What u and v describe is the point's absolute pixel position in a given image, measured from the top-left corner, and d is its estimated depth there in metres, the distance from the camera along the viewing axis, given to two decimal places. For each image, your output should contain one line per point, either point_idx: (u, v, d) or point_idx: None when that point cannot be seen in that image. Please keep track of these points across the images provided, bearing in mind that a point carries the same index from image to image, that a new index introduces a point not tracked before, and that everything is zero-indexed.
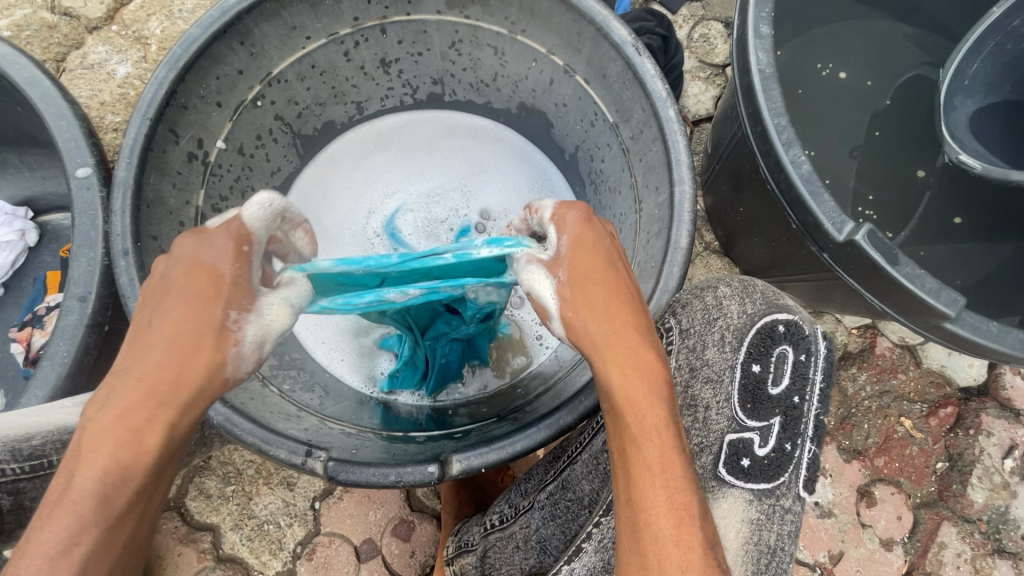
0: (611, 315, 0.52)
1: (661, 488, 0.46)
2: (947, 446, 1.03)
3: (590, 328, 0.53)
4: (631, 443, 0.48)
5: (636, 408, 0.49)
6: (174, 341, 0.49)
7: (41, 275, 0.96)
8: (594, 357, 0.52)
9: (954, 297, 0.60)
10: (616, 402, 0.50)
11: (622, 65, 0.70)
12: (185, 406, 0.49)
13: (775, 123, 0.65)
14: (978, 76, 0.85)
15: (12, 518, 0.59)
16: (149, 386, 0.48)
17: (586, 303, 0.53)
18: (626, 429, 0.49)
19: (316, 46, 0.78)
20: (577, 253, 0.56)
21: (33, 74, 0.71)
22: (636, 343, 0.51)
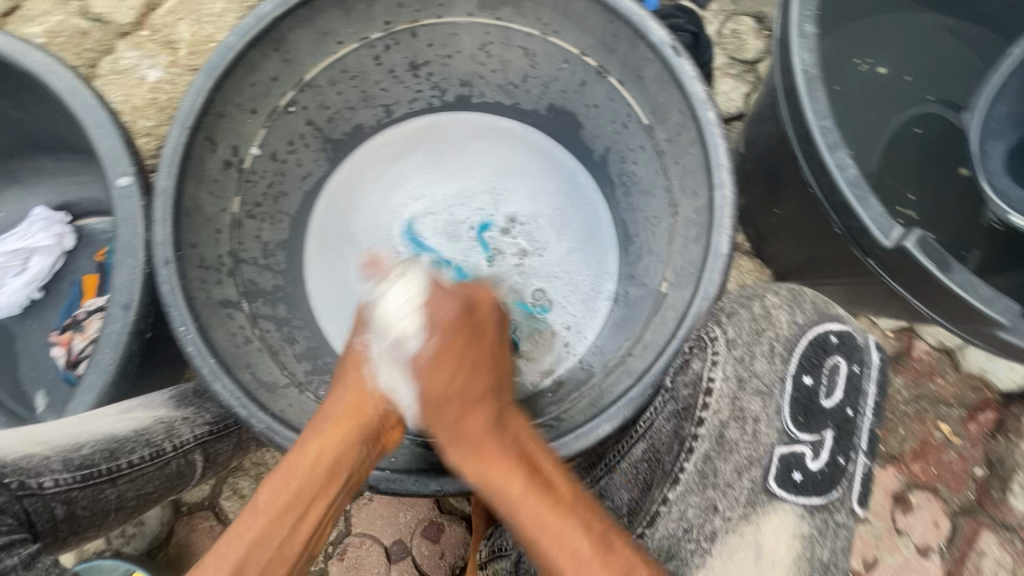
0: (475, 400, 0.62)
1: (553, 546, 0.52)
2: (987, 452, 1.01)
3: (454, 398, 0.62)
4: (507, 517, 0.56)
5: (501, 485, 0.57)
6: (349, 391, 0.65)
7: (78, 279, 0.97)
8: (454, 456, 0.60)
9: (1009, 306, 0.58)
10: (484, 482, 0.58)
11: (660, 66, 0.69)
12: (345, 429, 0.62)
13: (820, 126, 0.63)
14: (1007, 117, 0.85)
15: (65, 527, 0.56)
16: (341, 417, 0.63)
17: (444, 391, 0.62)
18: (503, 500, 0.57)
19: (347, 51, 0.78)
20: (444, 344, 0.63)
21: (73, 83, 0.72)
22: (490, 430, 0.60)
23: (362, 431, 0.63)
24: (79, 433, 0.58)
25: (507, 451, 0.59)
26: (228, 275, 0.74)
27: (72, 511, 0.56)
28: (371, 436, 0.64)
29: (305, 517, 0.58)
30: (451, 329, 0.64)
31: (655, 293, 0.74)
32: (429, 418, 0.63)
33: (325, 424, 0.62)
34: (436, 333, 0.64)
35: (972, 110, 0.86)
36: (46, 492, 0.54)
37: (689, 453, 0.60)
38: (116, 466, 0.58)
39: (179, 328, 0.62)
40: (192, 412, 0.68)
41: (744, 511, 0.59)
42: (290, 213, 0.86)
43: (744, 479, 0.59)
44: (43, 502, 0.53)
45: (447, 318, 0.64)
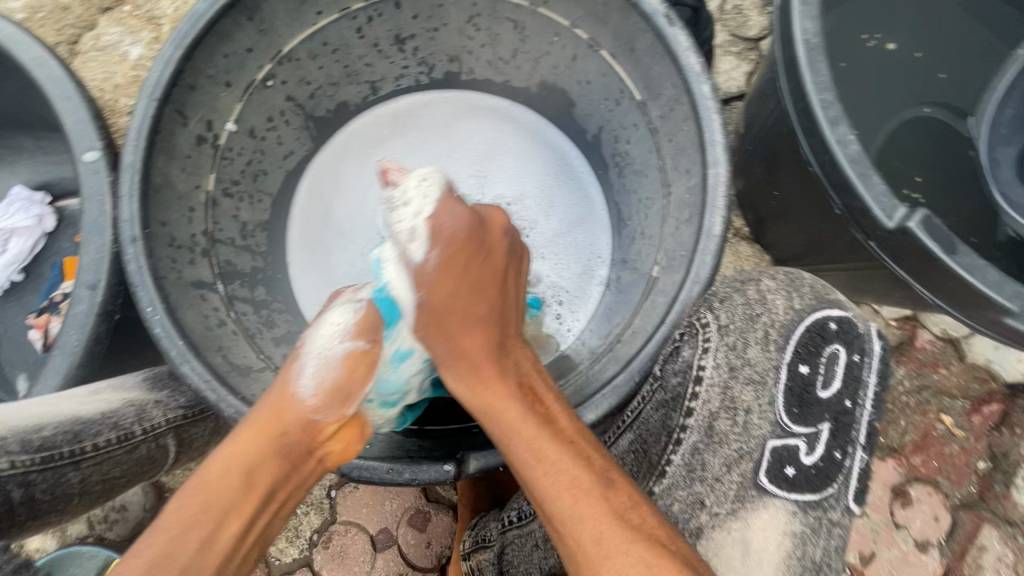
0: (468, 334, 0.62)
1: (545, 475, 0.52)
2: (990, 445, 0.98)
3: (452, 314, 0.63)
4: (501, 439, 0.56)
5: (495, 411, 0.57)
6: (268, 399, 0.58)
7: (59, 261, 0.95)
8: (455, 383, 0.61)
9: (1018, 291, 0.55)
10: (481, 405, 0.58)
11: (652, 37, 0.65)
12: (262, 440, 0.56)
13: (821, 99, 0.59)
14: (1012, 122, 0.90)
15: (23, 511, 0.54)
16: (258, 428, 0.56)
17: (442, 307, 0.63)
18: (499, 428, 0.56)
19: (327, 22, 0.74)
20: (445, 266, 0.63)
21: (39, 54, 0.69)
22: (485, 358, 0.60)
23: (282, 437, 0.57)
24: (40, 415, 0.56)
25: (506, 376, 0.59)
26: (202, 255, 0.71)
27: (30, 495, 0.54)
28: (297, 443, 0.58)
29: (215, 538, 0.53)
30: (452, 248, 0.63)
31: (646, 278, 0.71)
32: (422, 331, 0.64)
33: (239, 430, 0.56)
34: (437, 246, 0.63)
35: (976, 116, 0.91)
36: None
37: (677, 445, 0.59)
38: (79, 449, 0.56)
39: (146, 309, 0.59)
40: (165, 396, 0.66)
41: (733, 506, 0.57)
42: (271, 193, 0.83)
43: (733, 474, 0.57)
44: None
45: (448, 230, 0.63)
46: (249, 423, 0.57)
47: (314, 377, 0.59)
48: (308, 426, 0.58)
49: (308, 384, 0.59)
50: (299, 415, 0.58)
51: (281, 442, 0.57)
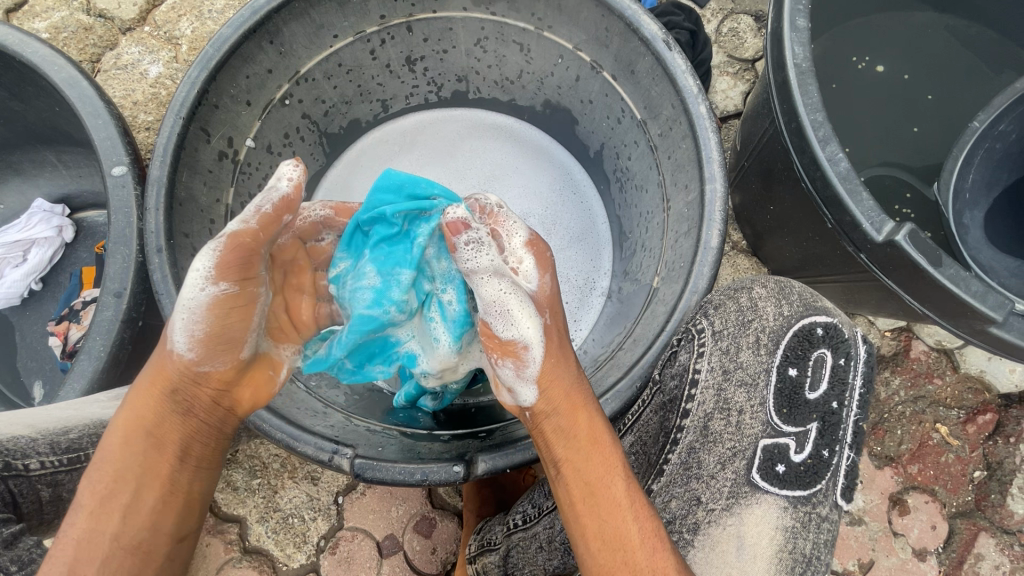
0: (573, 363, 0.60)
1: (631, 521, 0.52)
2: (985, 454, 0.99)
3: (560, 349, 0.59)
4: (596, 483, 0.54)
5: (601, 449, 0.55)
6: (157, 363, 0.55)
7: (77, 271, 0.99)
8: (556, 434, 0.56)
9: (1001, 301, 0.58)
10: (591, 439, 0.55)
11: (652, 61, 0.69)
12: (162, 402, 0.54)
13: (812, 120, 0.63)
14: (977, 185, 0.84)
15: (52, 510, 0.58)
16: (151, 389, 0.54)
17: (557, 339, 0.60)
18: (596, 469, 0.54)
19: (343, 44, 0.78)
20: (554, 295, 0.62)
21: (71, 74, 0.73)
22: (591, 395, 0.59)
23: (173, 394, 0.55)
24: (68, 417, 0.59)
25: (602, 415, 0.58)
26: None
27: (58, 494, 0.58)
28: (197, 398, 0.55)
29: (137, 506, 0.52)
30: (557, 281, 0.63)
31: (647, 289, 0.74)
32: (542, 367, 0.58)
33: (130, 400, 0.55)
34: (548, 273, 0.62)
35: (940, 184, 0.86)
36: (31, 474, 0.55)
37: (674, 445, 0.61)
38: None
39: (170, 315, 0.62)
40: None
41: (728, 502, 0.58)
42: None
43: (727, 471, 0.59)
44: (28, 484, 0.55)
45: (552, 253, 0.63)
46: (148, 385, 0.55)
47: (185, 335, 0.53)
48: (199, 379, 0.55)
49: (180, 340, 0.53)
50: (189, 365, 0.54)
51: (171, 397, 0.54)
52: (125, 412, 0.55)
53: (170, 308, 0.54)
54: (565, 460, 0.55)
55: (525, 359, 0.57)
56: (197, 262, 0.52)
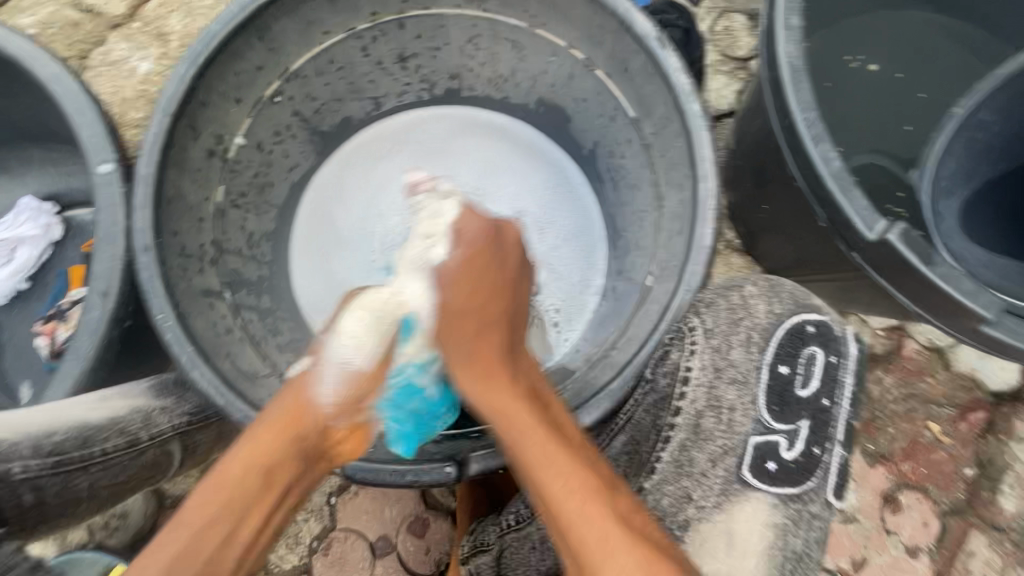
0: (485, 328, 0.62)
1: (554, 477, 0.52)
2: (977, 452, 1.00)
3: (471, 317, 0.63)
4: (518, 449, 0.55)
5: (509, 416, 0.57)
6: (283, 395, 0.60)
7: (65, 270, 0.97)
8: (461, 377, 0.61)
9: (992, 300, 0.58)
10: (495, 411, 0.58)
11: (645, 59, 0.68)
12: (298, 440, 0.58)
13: (804, 118, 0.62)
14: (956, 174, 0.92)
15: (33, 517, 0.55)
16: (291, 424, 0.58)
17: (462, 309, 0.63)
18: (514, 437, 0.56)
19: (334, 41, 0.77)
20: (466, 264, 0.64)
21: (56, 70, 0.72)
22: (502, 361, 0.61)
23: (300, 441, 0.59)
24: (48, 424, 0.58)
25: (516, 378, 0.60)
26: (210, 264, 0.74)
27: (41, 500, 0.55)
28: (312, 445, 0.59)
29: (234, 536, 0.54)
30: (472, 247, 0.64)
31: (641, 288, 0.74)
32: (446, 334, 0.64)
33: (259, 429, 0.58)
34: (460, 247, 0.65)
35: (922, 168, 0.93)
36: (14, 478, 0.53)
37: (666, 443, 0.61)
38: (89, 454, 0.58)
39: (157, 315, 0.62)
40: (171, 402, 0.68)
41: (718, 499, 0.59)
42: (276, 205, 0.86)
43: (718, 469, 0.60)
44: (10, 488, 0.53)
45: (469, 230, 0.65)
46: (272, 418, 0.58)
47: (333, 386, 0.61)
48: (324, 430, 0.60)
49: (329, 392, 0.61)
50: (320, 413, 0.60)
51: (302, 441, 0.59)
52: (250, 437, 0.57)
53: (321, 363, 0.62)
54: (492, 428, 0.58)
55: (336, 383, 0.62)
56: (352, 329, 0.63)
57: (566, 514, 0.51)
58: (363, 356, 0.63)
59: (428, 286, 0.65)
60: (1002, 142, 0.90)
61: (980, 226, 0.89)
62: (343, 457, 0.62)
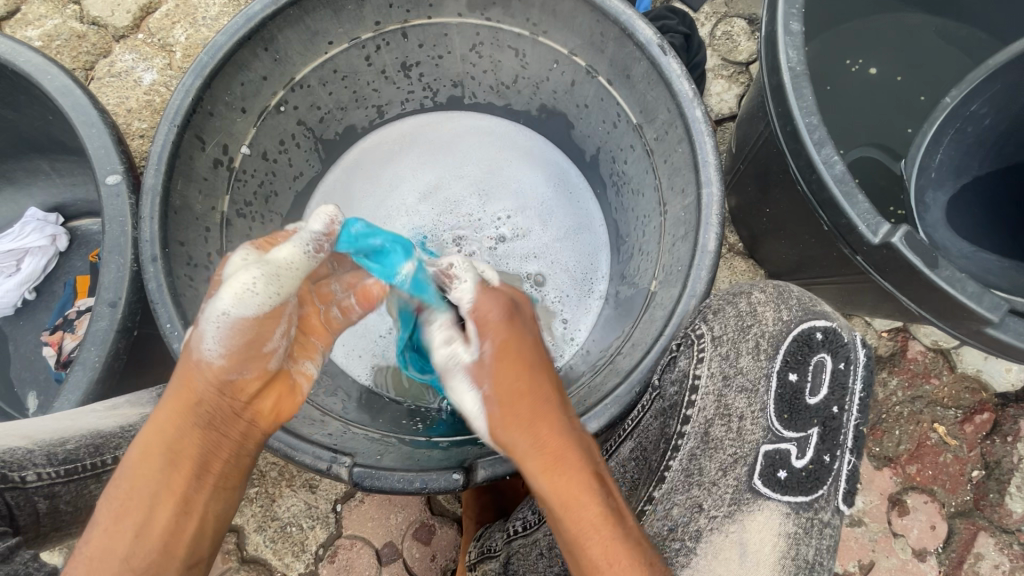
0: (536, 385, 0.58)
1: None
2: (983, 453, 1.00)
3: (520, 377, 0.58)
4: (575, 543, 0.52)
5: (575, 514, 0.52)
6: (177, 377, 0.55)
7: (71, 279, 0.98)
8: (503, 430, 0.57)
9: (997, 302, 0.58)
10: (560, 502, 0.53)
11: (647, 65, 0.69)
12: (196, 413, 0.54)
13: (807, 123, 0.63)
14: (944, 167, 0.84)
15: (46, 522, 0.56)
16: (183, 400, 0.54)
17: (512, 382, 0.58)
18: (575, 531, 0.52)
19: (338, 51, 0.78)
20: (504, 356, 0.59)
21: (64, 83, 0.72)
22: (571, 449, 0.55)
23: (196, 414, 0.54)
24: (63, 429, 0.58)
25: (565, 437, 0.56)
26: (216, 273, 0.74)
27: (54, 506, 0.56)
28: (219, 409, 0.54)
29: (151, 523, 0.51)
30: (503, 333, 0.60)
31: (645, 292, 0.74)
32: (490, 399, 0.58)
33: (157, 411, 0.54)
34: (488, 336, 0.60)
35: (906, 160, 0.87)
36: (28, 486, 0.54)
37: (675, 451, 0.61)
38: (101, 462, 0.59)
39: (165, 325, 0.62)
40: None
41: (730, 509, 0.58)
42: (281, 213, 0.86)
43: (729, 477, 0.59)
44: (25, 496, 0.54)
45: (494, 314, 0.61)
46: (170, 398, 0.54)
47: (215, 339, 0.53)
48: (224, 390, 0.55)
49: (213, 348, 0.53)
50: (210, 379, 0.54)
51: (198, 410, 0.54)
52: (152, 421, 0.54)
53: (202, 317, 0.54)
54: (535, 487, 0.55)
55: (218, 339, 0.53)
56: (242, 277, 0.53)
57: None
58: (247, 306, 0.53)
59: (470, 383, 0.60)
60: (994, 137, 0.81)
61: (969, 224, 0.81)
62: (264, 412, 0.58)
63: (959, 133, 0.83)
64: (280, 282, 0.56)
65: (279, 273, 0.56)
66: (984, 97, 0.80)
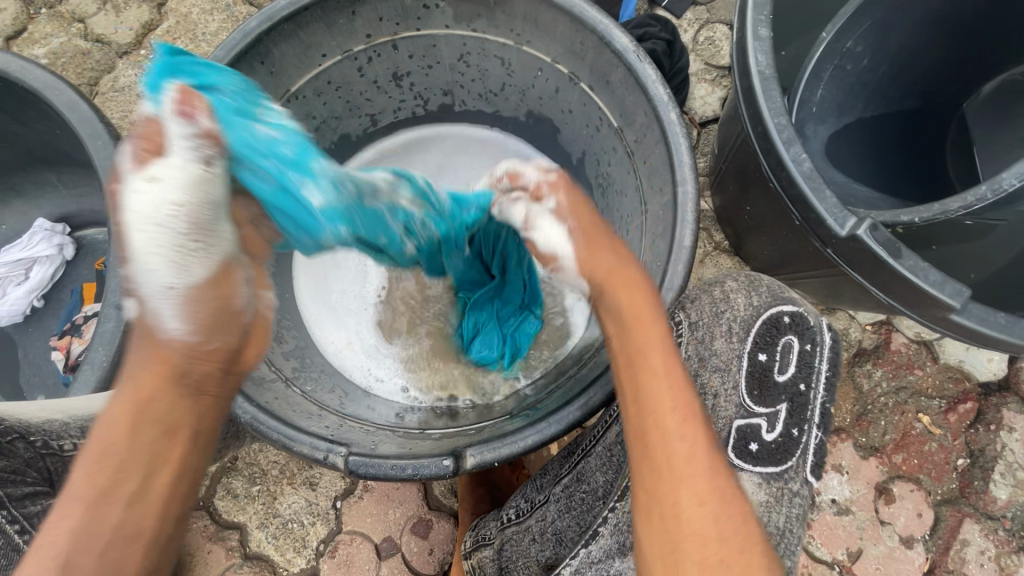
0: (626, 259, 0.60)
1: (668, 388, 0.51)
2: (968, 442, 1.02)
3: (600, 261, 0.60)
4: (646, 368, 0.52)
5: (649, 334, 0.53)
6: (150, 357, 0.51)
7: (78, 287, 1.02)
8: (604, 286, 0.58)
9: (959, 289, 0.61)
10: (632, 393, 0.52)
11: (624, 71, 0.72)
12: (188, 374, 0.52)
13: (775, 123, 0.66)
14: (825, 101, 0.89)
15: None
16: (164, 366, 0.51)
17: (591, 228, 0.63)
18: (647, 361, 0.52)
19: (331, 63, 0.82)
20: (576, 204, 0.65)
21: (71, 98, 0.76)
22: (645, 279, 0.58)
23: (183, 374, 0.52)
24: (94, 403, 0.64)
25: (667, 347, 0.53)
26: None
27: None
28: (206, 370, 0.53)
29: (146, 490, 0.47)
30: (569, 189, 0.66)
31: None
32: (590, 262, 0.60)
33: (131, 381, 0.50)
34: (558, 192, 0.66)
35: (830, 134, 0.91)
36: (66, 453, 0.63)
37: None
38: None
39: None
40: None
41: None
42: None
43: None
44: (62, 462, 0.64)
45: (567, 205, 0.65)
46: (137, 376, 0.50)
47: (175, 315, 0.52)
48: (194, 352, 0.52)
49: (173, 320, 0.52)
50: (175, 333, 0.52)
51: (183, 376, 0.52)
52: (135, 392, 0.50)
53: (145, 298, 0.52)
54: (618, 358, 0.54)
55: (164, 300, 0.52)
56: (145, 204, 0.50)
57: (678, 497, 0.47)
58: (167, 264, 0.51)
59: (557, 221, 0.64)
60: (865, 71, 0.87)
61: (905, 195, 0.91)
62: (249, 360, 0.57)
63: (840, 71, 0.87)
64: (207, 210, 0.53)
65: (172, 221, 0.51)
66: (859, 32, 0.82)
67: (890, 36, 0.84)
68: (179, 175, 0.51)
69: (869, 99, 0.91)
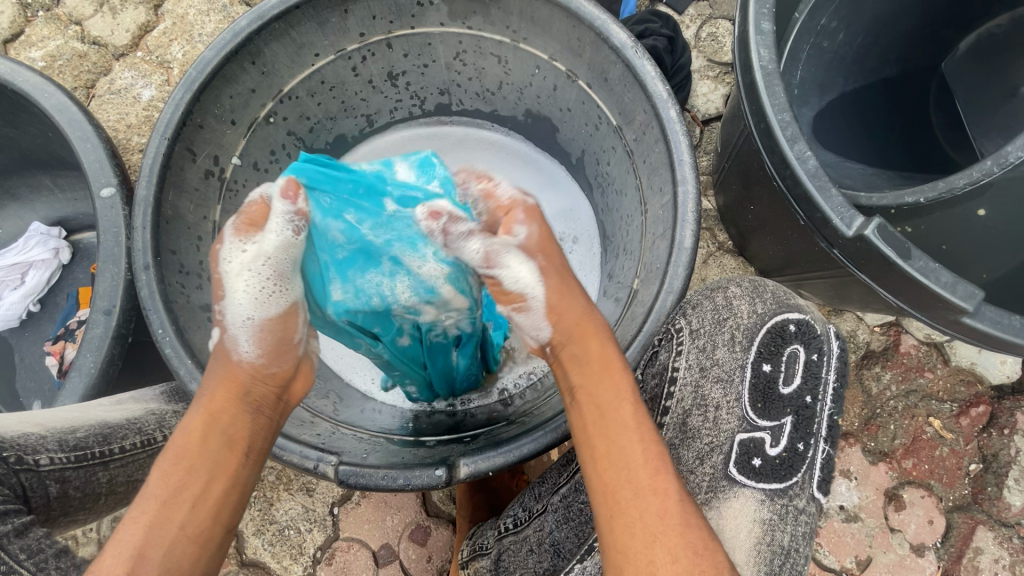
0: (582, 295, 0.62)
1: (637, 442, 0.52)
2: (980, 447, 0.99)
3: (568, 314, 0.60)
4: (606, 410, 0.54)
5: (613, 375, 0.56)
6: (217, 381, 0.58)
7: (74, 291, 1.01)
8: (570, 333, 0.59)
9: (971, 291, 0.58)
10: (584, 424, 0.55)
11: (623, 68, 0.70)
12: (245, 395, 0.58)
13: (779, 120, 0.64)
14: (806, 82, 0.86)
15: (57, 511, 0.58)
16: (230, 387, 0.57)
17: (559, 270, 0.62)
18: (603, 398, 0.55)
19: (324, 62, 0.80)
20: (546, 239, 0.62)
21: (61, 100, 0.75)
22: (604, 323, 0.60)
23: (246, 396, 0.58)
24: (72, 420, 0.61)
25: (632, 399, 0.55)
26: (208, 280, 0.75)
27: (65, 490, 0.58)
28: (264, 393, 0.59)
29: (207, 494, 0.51)
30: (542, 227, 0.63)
31: (627, 291, 0.75)
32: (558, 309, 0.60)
33: (202, 401, 0.56)
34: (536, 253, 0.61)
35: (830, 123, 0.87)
36: (41, 469, 0.55)
37: None
38: (108, 449, 0.61)
39: (157, 330, 0.64)
40: (183, 407, 0.73)
41: (707, 496, 0.60)
42: None
43: (705, 466, 0.61)
44: (38, 479, 0.55)
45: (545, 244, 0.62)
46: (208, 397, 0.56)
47: (251, 341, 0.59)
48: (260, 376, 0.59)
49: (247, 348, 0.59)
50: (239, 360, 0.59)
51: (246, 397, 0.57)
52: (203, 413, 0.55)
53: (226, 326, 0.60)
54: (580, 387, 0.56)
55: (246, 333, 0.59)
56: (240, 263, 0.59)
57: (648, 524, 0.48)
58: (258, 307, 0.60)
59: (525, 258, 0.61)
60: (844, 45, 0.84)
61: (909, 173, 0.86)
62: (296, 395, 0.62)
63: (817, 49, 0.85)
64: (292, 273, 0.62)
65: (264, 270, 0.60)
66: (831, 9, 0.81)
67: (863, 6, 0.81)
68: (275, 241, 0.60)
69: (848, 72, 0.87)
